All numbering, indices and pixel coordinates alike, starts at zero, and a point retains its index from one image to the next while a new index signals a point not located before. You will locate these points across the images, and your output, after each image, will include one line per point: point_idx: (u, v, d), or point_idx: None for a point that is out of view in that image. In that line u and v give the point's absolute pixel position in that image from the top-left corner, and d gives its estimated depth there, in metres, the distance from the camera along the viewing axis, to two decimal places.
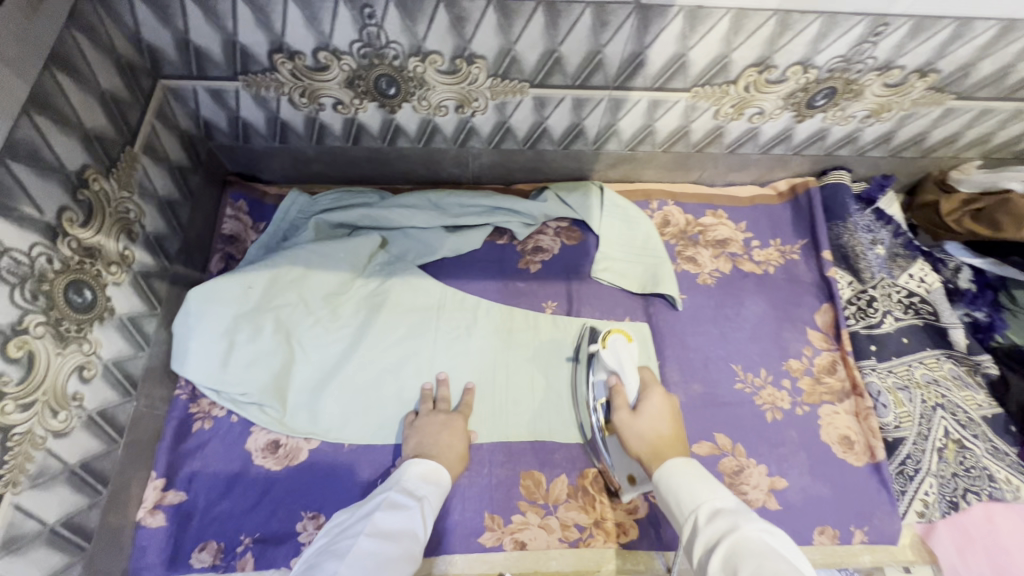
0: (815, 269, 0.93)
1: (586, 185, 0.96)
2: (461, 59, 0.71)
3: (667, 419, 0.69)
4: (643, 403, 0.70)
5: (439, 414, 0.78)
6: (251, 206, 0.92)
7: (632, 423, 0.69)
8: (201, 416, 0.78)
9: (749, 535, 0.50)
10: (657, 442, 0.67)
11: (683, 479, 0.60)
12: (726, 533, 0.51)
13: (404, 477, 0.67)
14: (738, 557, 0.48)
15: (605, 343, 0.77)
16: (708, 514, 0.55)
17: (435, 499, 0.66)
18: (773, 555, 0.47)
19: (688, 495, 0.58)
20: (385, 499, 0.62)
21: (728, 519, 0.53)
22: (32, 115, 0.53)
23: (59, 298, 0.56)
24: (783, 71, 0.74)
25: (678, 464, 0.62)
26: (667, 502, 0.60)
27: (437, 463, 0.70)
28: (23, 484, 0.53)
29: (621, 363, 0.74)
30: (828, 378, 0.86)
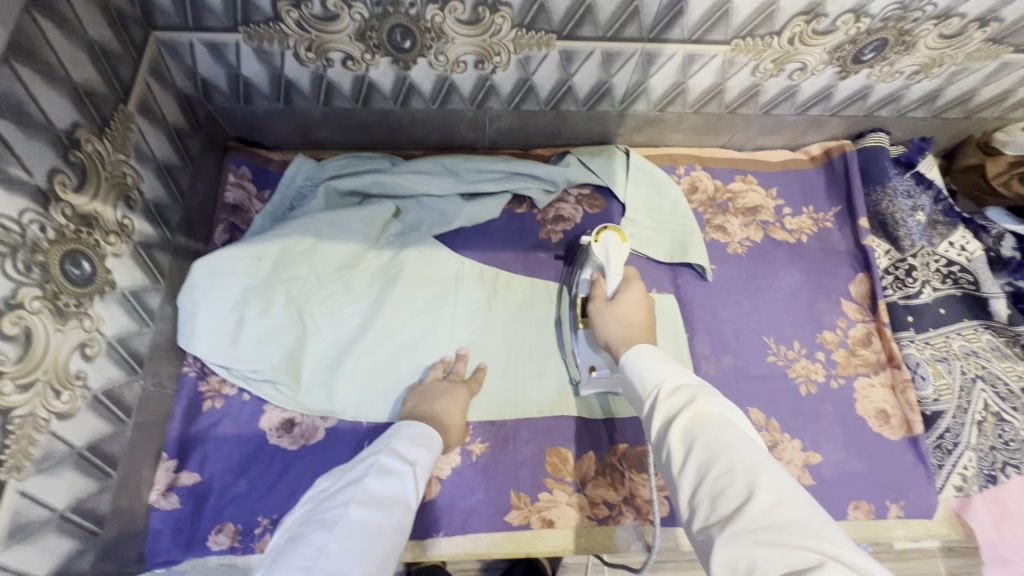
0: (850, 237, 0.89)
1: (610, 149, 0.90)
2: (484, 7, 0.65)
3: (641, 310, 0.70)
4: (622, 294, 0.71)
5: (443, 381, 0.75)
6: (255, 173, 0.87)
7: (609, 310, 0.71)
8: (211, 395, 0.74)
9: (710, 406, 0.49)
10: (629, 328, 0.68)
11: (649, 361, 0.58)
12: (686, 404, 0.50)
13: (393, 441, 0.63)
14: (700, 427, 0.47)
15: (596, 237, 0.75)
16: (669, 389, 0.53)
17: (426, 463, 0.63)
18: (735, 427, 0.46)
19: (652, 375, 0.56)
20: (375, 463, 0.58)
21: (688, 392, 0.52)
22: (13, 64, 0.47)
23: (56, 270, 0.52)
24: (834, 20, 0.68)
25: (644, 351, 0.61)
26: (632, 382, 0.58)
27: (424, 426, 0.67)
28: (29, 469, 0.49)
29: (608, 257, 0.73)
30: (863, 350, 0.83)
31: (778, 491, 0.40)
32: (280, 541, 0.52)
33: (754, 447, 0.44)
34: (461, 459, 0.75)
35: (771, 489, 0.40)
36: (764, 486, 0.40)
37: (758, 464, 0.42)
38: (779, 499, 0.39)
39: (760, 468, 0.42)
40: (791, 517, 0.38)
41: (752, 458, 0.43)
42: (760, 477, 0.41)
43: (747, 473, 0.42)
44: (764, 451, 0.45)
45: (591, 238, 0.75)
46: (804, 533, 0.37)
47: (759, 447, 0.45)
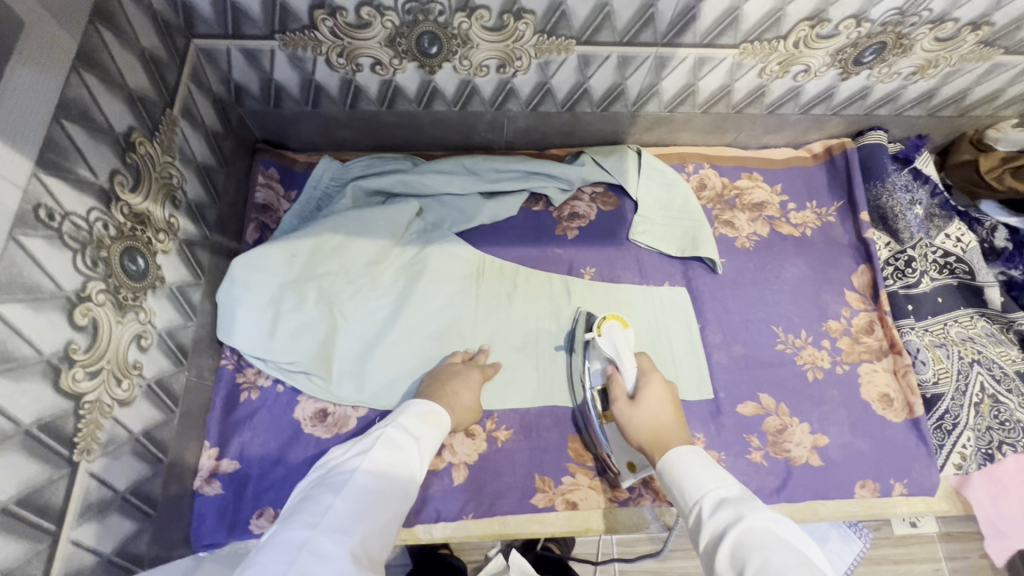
0: (852, 231, 0.93)
1: (622, 148, 0.95)
2: (508, 15, 0.69)
3: (668, 408, 0.69)
4: (643, 394, 0.70)
5: (458, 364, 0.78)
6: (283, 174, 0.90)
7: (634, 413, 0.68)
8: (248, 386, 0.78)
9: (756, 525, 0.49)
10: (658, 432, 0.66)
11: (688, 468, 0.59)
12: (732, 524, 0.51)
13: (402, 415, 0.65)
14: (746, 550, 0.47)
15: (601, 331, 0.75)
16: (712, 505, 0.54)
17: (432, 439, 0.65)
18: (782, 549, 0.46)
19: (693, 486, 0.57)
20: (383, 435, 0.61)
21: (732, 510, 0.52)
22: (81, 72, 0.50)
23: (116, 266, 0.55)
24: (836, 25, 0.73)
25: (684, 453, 0.62)
26: (674, 492, 0.59)
27: (434, 404, 0.69)
28: (97, 452, 0.52)
29: (619, 351, 0.73)
30: (866, 338, 0.87)
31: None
32: (294, 498, 0.57)
33: (805, 572, 0.44)
34: (487, 445, 0.79)
35: None
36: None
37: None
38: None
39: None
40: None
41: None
42: None
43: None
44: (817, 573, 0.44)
45: (596, 333, 0.75)
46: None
47: (810, 570, 0.44)
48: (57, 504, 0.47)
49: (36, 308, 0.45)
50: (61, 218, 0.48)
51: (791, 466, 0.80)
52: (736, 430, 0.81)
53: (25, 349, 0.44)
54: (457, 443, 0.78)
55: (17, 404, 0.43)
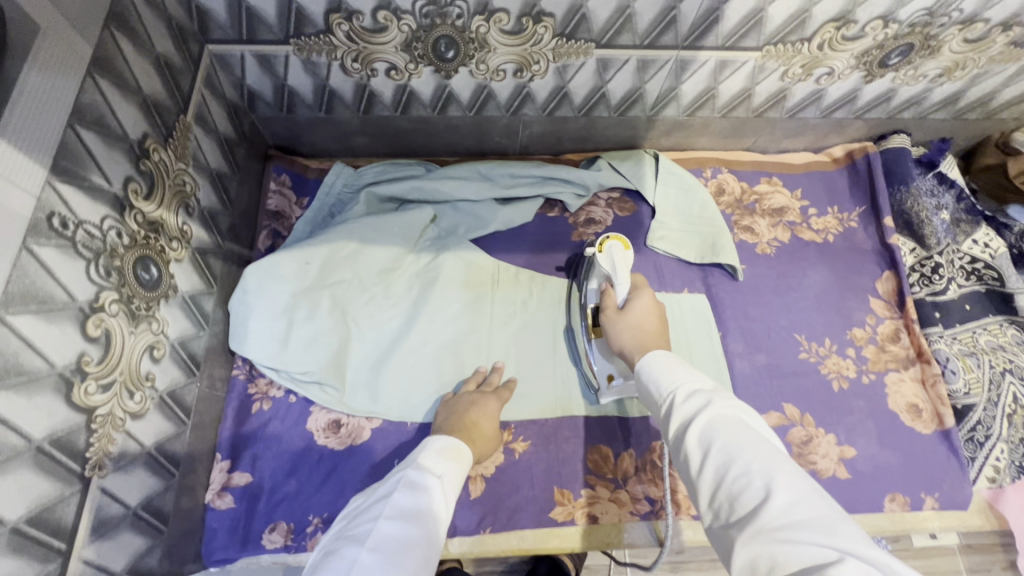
0: (875, 236, 0.91)
1: (639, 153, 0.93)
2: (528, 18, 0.67)
3: (653, 316, 0.68)
4: (632, 303, 0.70)
5: (473, 391, 0.76)
6: (295, 180, 0.89)
7: (620, 319, 0.69)
8: (259, 397, 0.76)
9: (725, 411, 0.49)
10: (641, 335, 0.66)
11: (663, 368, 0.57)
12: (702, 408, 0.50)
13: (422, 454, 0.63)
14: (715, 431, 0.47)
15: (602, 247, 0.76)
16: (681, 393, 0.53)
17: (455, 477, 0.62)
18: (750, 430, 0.47)
19: (665, 380, 0.55)
20: (403, 477, 0.58)
21: (702, 398, 0.51)
22: (96, 78, 0.49)
23: (130, 275, 0.54)
24: (863, 26, 0.71)
25: (661, 355, 0.59)
26: (645, 387, 0.58)
27: (453, 439, 0.66)
28: (108, 467, 0.51)
29: (615, 265, 0.73)
30: (892, 346, 0.85)
31: (795, 489, 0.42)
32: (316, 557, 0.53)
33: (768, 447, 0.45)
34: (505, 456, 0.77)
35: (786, 489, 0.42)
36: (780, 486, 0.42)
37: (774, 465, 0.43)
38: (796, 499, 0.41)
39: (776, 467, 0.43)
40: (811, 516, 0.39)
41: (768, 460, 0.44)
42: (776, 476, 0.42)
43: (763, 475, 0.43)
44: (776, 449, 0.46)
45: (596, 249, 0.76)
46: (822, 528, 0.38)
47: (772, 446, 0.46)
48: (67, 523, 0.46)
49: (48, 319, 0.44)
50: (75, 227, 0.46)
51: (818, 479, 0.77)
52: None
53: (37, 362, 0.43)
54: None
55: (28, 418, 0.42)
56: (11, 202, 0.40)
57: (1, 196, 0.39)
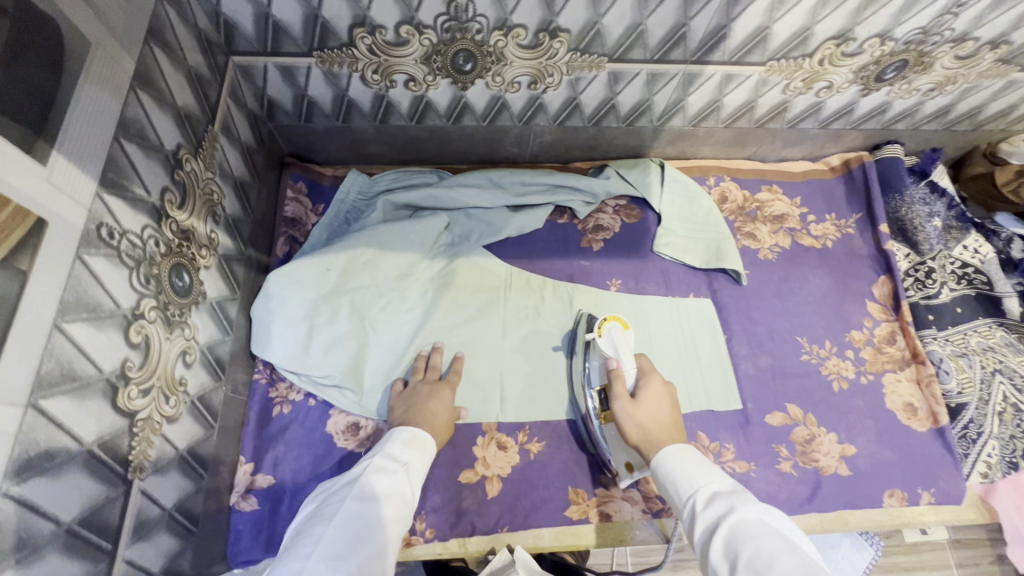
0: (871, 242, 0.95)
1: (645, 162, 0.96)
2: (544, 34, 0.70)
3: (665, 409, 0.69)
4: (644, 391, 0.71)
5: (427, 383, 0.76)
6: (310, 187, 0.91)
7: (635, 410, 0.69)
8: (280, 400, 0.77)
9: (748, 514, 0.51)
10: (656, 430, 0.67)
11: (681, 465, 0.60)
12: (723, 514, 0.52)
13: (388, 443, 0.65)
14: (740, 539, 0.49)
15: (602, 330, 0.76)
16: (705, 499, 0.55)
17: (420, 464, 0.65)
18: (773, 535, 0.48)
19: (687, 483, 0.58)
20: (370, 464, 0.61)
21: (725, 502, 0.53)
22: (138, 92, 0.51)
23: (166, 283, 0.55)
24: (861, 43, 0.74)
25: (678, 450, 0.62)
26: (668, 490, 0.61)
27: (417, 429, 0.68)
28: (147, 469, 0.52)
29: (619, 349, 0.74)
30: (888, 348, 0.88)
31: None
32: (288, 534, 0.56)
33: (796, 556, 0.45)
34: (521, 457, 0.79)
35: None
36: None
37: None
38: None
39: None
40: None
41: (796, 572, 0.44)
42: None
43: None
44: (806, 557, 0.46)
45: (596, 333, 0.77)
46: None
47: (800, 554, 0.46)
48: (113, 524, 0.47)
49: (96, 326, 0.45)
50: (119, 236, 0.48)
51: (820, 476, 0.80)
52: (765, 440, 0.82)
53: (88, 368, 0.44)
54: (491, 455, 0.79)
55: (81, 422, 0.43)
56: (67, 214, 0.42)
57: (59, 206, 0.41)
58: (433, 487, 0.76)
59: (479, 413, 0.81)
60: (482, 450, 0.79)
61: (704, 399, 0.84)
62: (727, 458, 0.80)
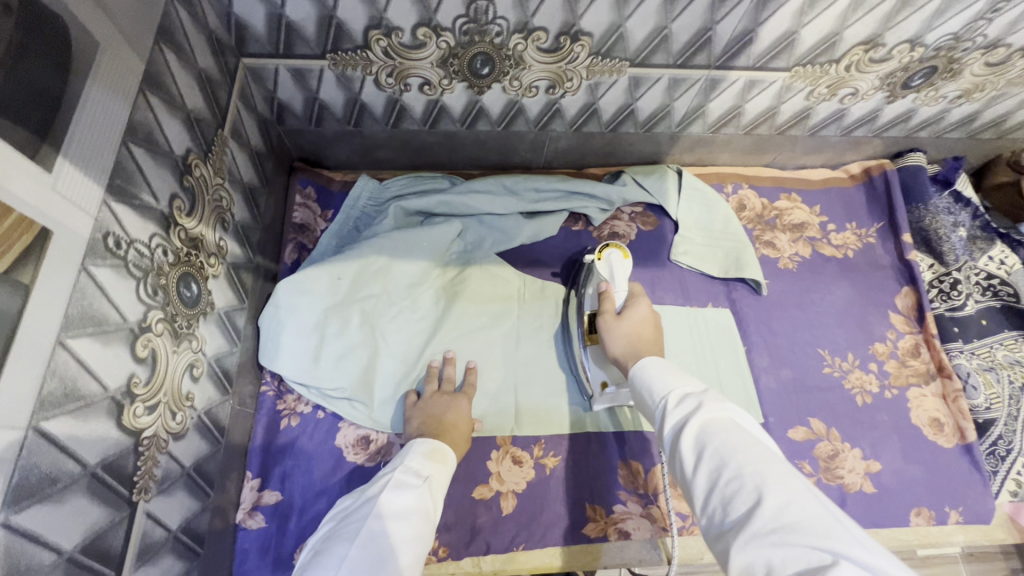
0: (893, 252, 0.93)
1: (662, 168, 0.94)
2: (565, 37, 0.68)
3: (649, 325, 0.68)
4: (631, 308, 0.69)
5: (444, 395, 0.74)
6: (319, 193, 0.88)
7: (617, 325, 0.68)
8: (288, 413, 0.75)
9: (716, 413, 0.48)
10: (636, 342, 0.66)
11: (655, 372, 0.57)
12: (692, 411, 0.49)
13: (408, 456, 0.62)
14: (707, 434, 0.46)
15: (600, 254, 0.74)
16: (675, 398, 0.52)
17: (441, 478, 0.62)
18: (740, 430, 0.45)
19: (660, 385, 0.55)
20: (390, 478, 0.58)
21: (695, 399, 0.51)
22: (147, 95, 0.49)
23: (174, 293, 0.53)
24: (890, 49, 0.72)
25: (653, 362, 0.59)
26: (641, 394, 0.58)
27: (438, 441, 0.66)
28: (153, 490, 0.50)
29: (614, 273, 0.72)
30: (913, 361, 0.86)
31: (789, 492, 0.40)
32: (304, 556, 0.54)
33: (761, 449, 0.44)
34: (536, 472, 0.77)
35: (778, 492, 0.40)
36: (771, 489, 0.40)
37: (766, 469, 0.42)
38: (787, 501, 0.39)
39: (770, 471, 0.42)
40: (801, 519, 0.38)
41: (759, 465, 0.42)
42: (767, 480, 0.41)
43: (754, 479, 0.41)
44: (770, 450, 0.44)
45: (595, 256, 0.74)
46: (815, 533, 0.37)
47: (764, 448, 0.44)
48: (117, 550, 0.45)
49: (101, 342, 0.43)
50: (127, 246, 0.46)
51: (845, 494, 0.78)
52: (788, 456, 0.79)
53: (93, 386, 0.42)
54: (505, 470, 0.76)
55: (84, 444, 0.41)
56: (72, 223, 0.39)
57: (64, 216, 0.38)
58: (446, 504, 0.74)
59: (493, 427, 0.78)
60: (496, 465, 0.76)
61: None
62: None
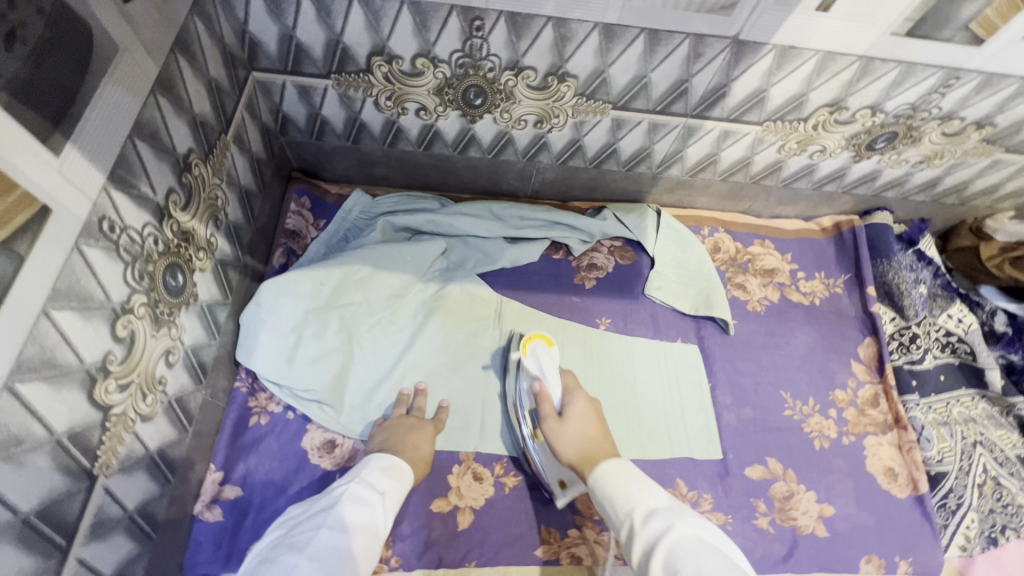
0: (858, 303, 0.97)
1: (642, 207, 0.98)
2: (553, 77, 0.73)
3: (592, 419, 0.72)
4: (569, 407, 0.72)
5: (410, 417, 0.76)
6: (314, 203, 0.93)
7: (562, 427, 0.71)
8: (258, 411, 0.77)
9: (686, 533, 0.52)
10: (587, 442, 0.69)
11: (619, 483, 0.61)
12: (664, 532, 0.53)
13: (366, 469, 0.66)
14: (680, 558, 0.50)
15: (525, 350, 0.78)
16: (642, 515, 0.56)
17: (396, 494, 0.65)
18: (709, 551, 0.50)
19: (622, 498, 0.59)
20: (346, 491, 0.62)
21: (663, 520, 0.55)
22: (157, 96, 0.53)
23: (159, 281, 0.56)
24: (854, 113, 0.78)
25: (613, 467, 0.63)
26: (603, 505, 0.62)
27: (397, 459, 0.69)
28: (114, 466, 0.52)
29: (544, 368, 0.76)
30: (871, 410, 0.89)
31: None
32: (250, 565, 0.55)
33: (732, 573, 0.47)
34: (495, 490, 0.78)
35: None
36: None
37: None
38: None
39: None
40: None
41: None
42: None
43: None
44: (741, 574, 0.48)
45: (519, 353, 0.78)
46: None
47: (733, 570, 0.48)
48: (72, 518, 0.46)
49: (84, 317, 0.46)
50: (120, 231, 0.49)
51: (797, 535, 0.79)
52: (744, 493, 0.81)
53: (70, 357, 0.44)
54: (465, 485, 0.77)
55: (54, 411, 0.43)
56: (72, 204, 0.43)
57: (65, 197, 0.42)
58: (404, 513, 0.75)
59: (458, 440, 0.80)
60: (457, 479, 0.77)
61: (685, 446, 0.84)
62: (703, 508, 0.79)
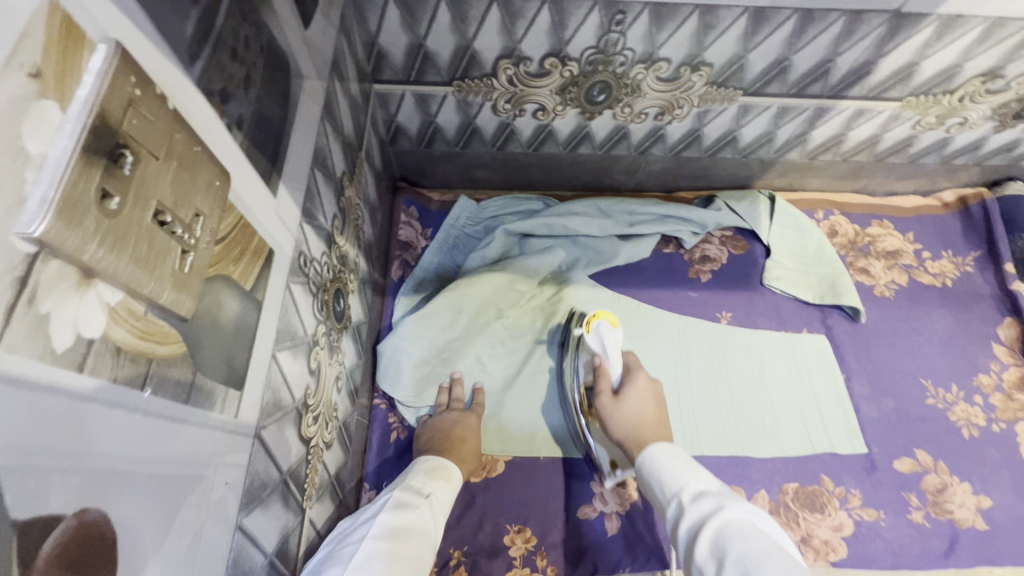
0: (994, 283, 0.91)
1: (754, 193, 0.94)
2: (687, 67, 0.69)
3: (650, 406, 0.67)
4: (627, 390, 0.68)
5: (452, 412, 0.74)
6: (421, 212, 0.92)
7: (616, 409, 0.67)
8: (397, 426, 0.77)
9: (737, 515, 0.47)
10: (639, 428, 0.65)
11: (666, 462, 0.57)
12: (712, 513, 0.48)
13: (410, 475, 0.60)
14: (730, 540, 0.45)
15: (588, 326, 0.74)
16: (691, 495, 0.52)
17: (445, 496, 0.58)
18: (765, 540, 0.44)
19: (669, 476, 0.55)
20: (391, 498, 0.54)
21: (713, 501, 0.50)
22: (325, 123, 0.52)
23: (331, 308, 0.56)
24: (1009, 80, 0.72)
25: (661, 449, 0.59)
26: (649, 484, 0.57)
27: (443, 460, 0.63)
28: (313, 495, 0.52)
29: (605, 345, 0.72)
30: (1019, 395, 0.84)
31: None
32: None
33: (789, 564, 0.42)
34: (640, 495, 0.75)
35: None
36: None
37: None
38: None
39: None
40: None
41: None
42: None
43: None
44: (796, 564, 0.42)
45: (583, 329, 0.74)
46: None
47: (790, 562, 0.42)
48: (292, 553, 0.47)
49: (293, 355, 0.45)
50: (310, 264, 0.49)
51: (956, 529, 0.76)
52: (894, 488, 0.78)
53: (288, 397, 0.44)
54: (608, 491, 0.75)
55: (281, 452, 0.43)
56: (284, 243, 0.42)
57: (280, 237, 0.41)
58: (552, 522, 0.74)
59: None
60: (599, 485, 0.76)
61: (827, 442, 0.81)
62: (854, 503, 0.77)
